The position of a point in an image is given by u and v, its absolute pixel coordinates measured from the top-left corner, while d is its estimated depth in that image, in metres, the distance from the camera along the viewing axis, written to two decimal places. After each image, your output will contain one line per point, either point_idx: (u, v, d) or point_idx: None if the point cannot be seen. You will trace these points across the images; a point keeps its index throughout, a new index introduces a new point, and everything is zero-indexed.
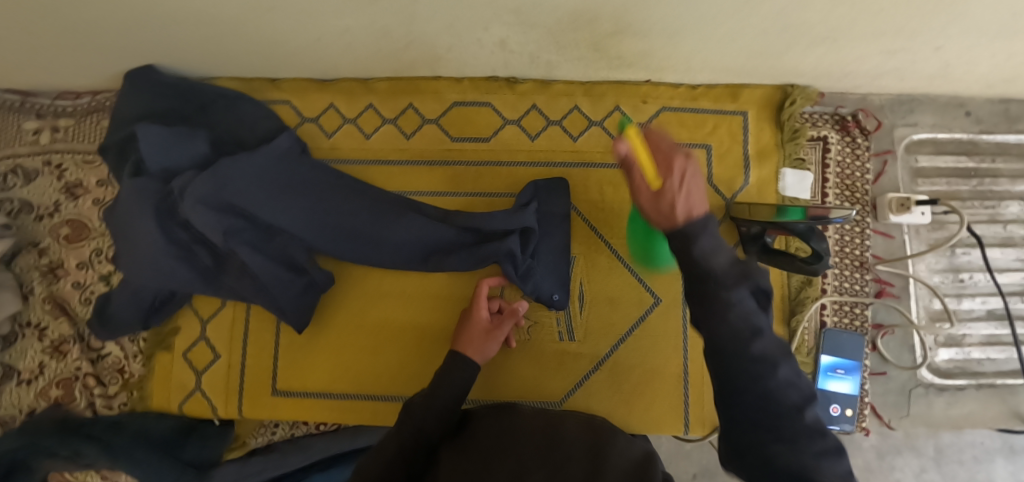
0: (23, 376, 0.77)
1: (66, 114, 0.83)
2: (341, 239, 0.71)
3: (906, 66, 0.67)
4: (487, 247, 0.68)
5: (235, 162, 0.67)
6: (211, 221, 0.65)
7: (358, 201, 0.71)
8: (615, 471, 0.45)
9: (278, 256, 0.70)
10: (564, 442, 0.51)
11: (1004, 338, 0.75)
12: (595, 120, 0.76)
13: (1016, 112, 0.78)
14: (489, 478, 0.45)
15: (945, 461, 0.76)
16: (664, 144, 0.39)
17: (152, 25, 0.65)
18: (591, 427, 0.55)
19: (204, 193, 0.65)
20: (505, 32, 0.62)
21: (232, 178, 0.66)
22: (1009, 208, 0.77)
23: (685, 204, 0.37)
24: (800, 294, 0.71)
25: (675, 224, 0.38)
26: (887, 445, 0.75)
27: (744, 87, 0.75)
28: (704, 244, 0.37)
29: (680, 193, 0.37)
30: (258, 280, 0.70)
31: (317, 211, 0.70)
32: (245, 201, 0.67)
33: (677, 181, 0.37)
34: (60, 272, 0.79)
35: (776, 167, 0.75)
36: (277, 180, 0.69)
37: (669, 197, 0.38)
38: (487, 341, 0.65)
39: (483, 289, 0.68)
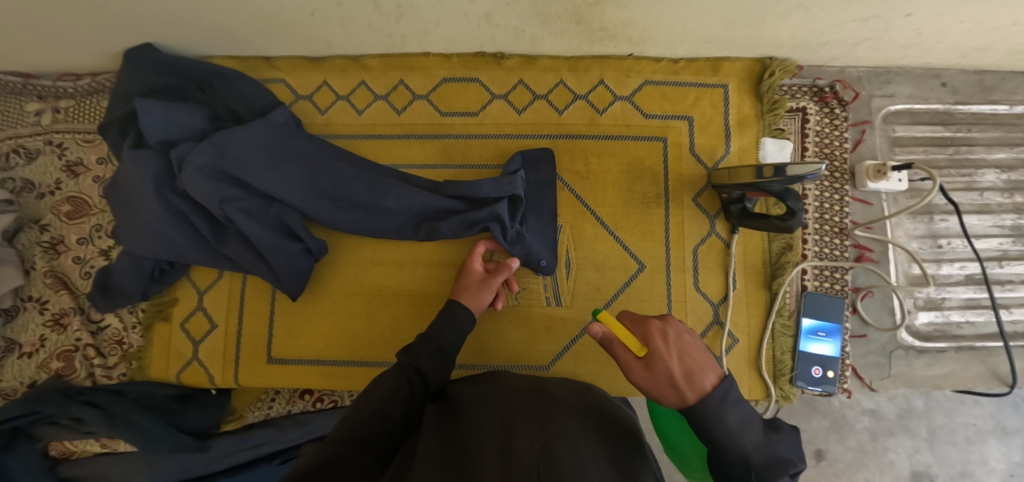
0: (24, 350, 0.79)
1: (67, 95, 0.85)
2: (335, 207, 0.73)
3: (880, 35, 0.69)
4: (477, 212, 0.70)
5: (233, 134, 0.70)
6: (209, 189, 0.68)
7: (350, 171, 0.73)
8: (595, 430, 0.48)
9: (273, 224, 0.72)
10: (550, 393, 0.53)
11: (983, 302, 0.77)
12: (579, 94, 0.79)
13: (990, 82, 0.80)
14: (472, 416, 0.48)
15: (939, 443, 0.77)
16: (640, 326, 0.50)
17: (152, 4, 0.68)
18: (578, 389, 0.57)
19: (204, 162, 0.68)
20: (490, 6, 0.65)
21: (230, 147, 0.69)
22: (986, 176, 0.79)
23: (682, 368, 0.46)
24: (780, 258, 0.74)
25: (680, 388, 0.45)
26: (881, 426, 0.78)
27: (724, 60, 0.78)
28: (734, 421, 0.44)
29: (672, 360, 0.46)
30: (254, 247, 0.72)
31: (310, 179, 0.72)
32: (241, 170, 0.69)
33: (663, 349, 0.47)
34: (61, 248, 0.82)
35: (755, 136, 0.77)
36: (273, 151, 0.72)
37: (663, 365, 0.46)
38: (479, 291, 0.68)
39: (481, 247, 0.71)
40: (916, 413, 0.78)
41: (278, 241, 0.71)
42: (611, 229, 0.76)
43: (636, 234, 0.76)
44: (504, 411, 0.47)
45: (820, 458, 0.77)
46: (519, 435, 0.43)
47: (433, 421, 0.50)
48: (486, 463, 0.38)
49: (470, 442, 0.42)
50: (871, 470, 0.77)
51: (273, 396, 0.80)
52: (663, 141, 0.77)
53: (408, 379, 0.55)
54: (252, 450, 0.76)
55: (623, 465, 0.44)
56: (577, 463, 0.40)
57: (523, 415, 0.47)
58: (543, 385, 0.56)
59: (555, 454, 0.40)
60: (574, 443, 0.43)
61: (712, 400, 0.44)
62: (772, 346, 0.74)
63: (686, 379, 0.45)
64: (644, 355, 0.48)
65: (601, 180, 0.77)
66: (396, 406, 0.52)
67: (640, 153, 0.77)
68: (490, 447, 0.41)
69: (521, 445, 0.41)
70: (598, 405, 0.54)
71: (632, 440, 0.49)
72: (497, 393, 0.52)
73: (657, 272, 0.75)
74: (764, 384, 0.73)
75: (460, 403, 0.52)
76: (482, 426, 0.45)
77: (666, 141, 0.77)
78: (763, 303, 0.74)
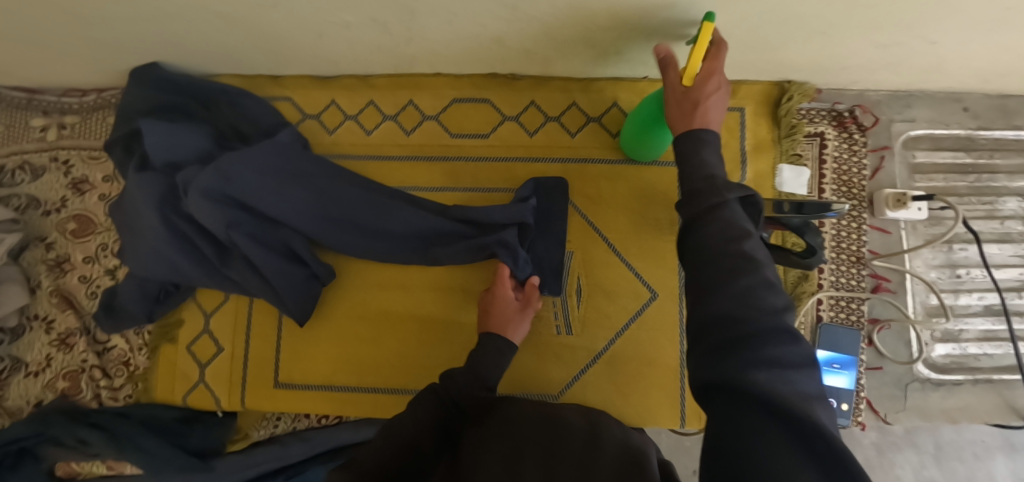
0: (30, 369, 0.79)
1: (73, 111, 0.84)
2: (340, 231, 0.71)
3: (903, 61, 0.67)
4: (485, 237, 0.69)
5: (234, 156, 0.68)
6: (215, 214, 0.67)
7: (355, 195, 0.71)
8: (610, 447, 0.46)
9: (279, 248, 0.71)
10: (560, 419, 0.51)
11: (1001, 333, 0.75)
12: (593, 116, 0.77)
13: (1014, 107, 0.78)
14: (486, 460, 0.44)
15: (946, 459, 0.76)
16: (709, 67, 0.53)
17: (157, 24, 0.66)
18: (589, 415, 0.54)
19: (209, 186, 0.66)
20: (502, 29, 0.63)
21: (234, 172, 0.67)
22: (1007, 204, 0.77)
23: (703, 105, 0.51)
24: (796, 289, 0.72)
25: (688, 115, 0.51)
26: (886, 441, 0.77)
27: (742, 83, 0.76)
28: (704, 154, 0.47)
29: (703, 97, 0.51)
30: (258, 271, 0.71)
31: (317, 202, 0.71)
32: (246, 194, 0.68)
33: (705, 88, 0.52)
34: (66, 266, 0.81)
35: (772, 162, 0.76)
36: (277, 173, 0.70)
37: (694, 96, 0.52)
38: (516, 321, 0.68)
39: (506, 269, 0.69)
40: (925, 430, 0.77)
41: (285, 266, 0.71)
42: (623, 256, 0.75)
43: (649, 261, 0.75)
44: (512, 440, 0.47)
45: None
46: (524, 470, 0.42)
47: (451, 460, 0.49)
48: None
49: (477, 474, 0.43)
50: None
51: (278, 415, 0.79)
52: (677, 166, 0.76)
53: (433, 402, 0.54)
54: (256, 467, 0.75)
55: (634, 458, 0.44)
56: None
57: (529, 442, 0.46)
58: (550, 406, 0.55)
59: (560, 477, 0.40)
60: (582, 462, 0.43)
61: (704, 139, 0.48)
62: None
63: (701, 110, 0.51)
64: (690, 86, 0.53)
65: (615, 205, 0.76)
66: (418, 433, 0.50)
67: (655, 178, 0.76)
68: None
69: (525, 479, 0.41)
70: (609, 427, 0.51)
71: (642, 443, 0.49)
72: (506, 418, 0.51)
73: (668, 300, 0.74)
74: None
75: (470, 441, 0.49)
76: (490, 456, 0.45)
77: None
78: None
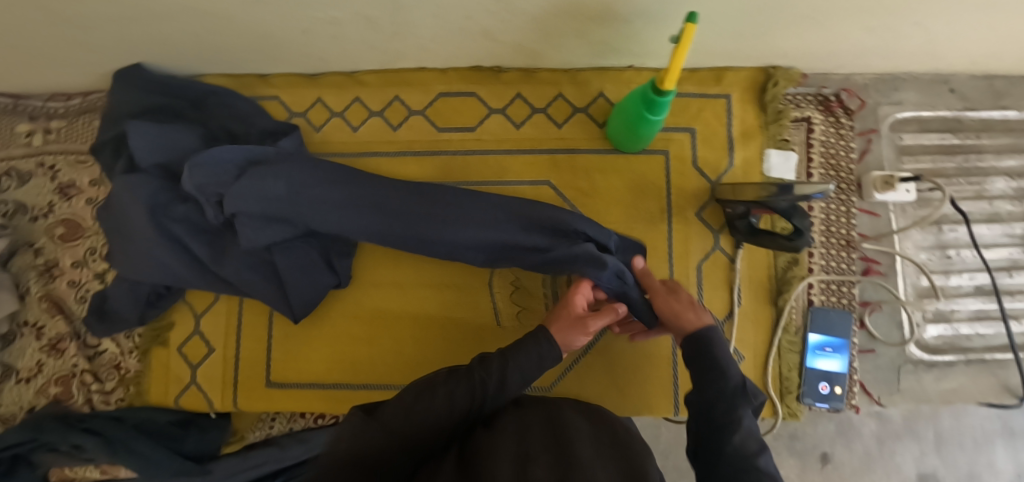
0: (22, 375, 0.78)
1: (58, 115, 0.84)
2: (386, 240, 0.67)
3: (889, 44, 0.67)
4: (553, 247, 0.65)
5: (292, 166, 0.66)
6: (251, 224, 0.66)
7: (402, 205, 0.66)
8: (617, 454, 0.45)
9: (305, 257, 0.71)
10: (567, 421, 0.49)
11: (993, 313, 0.76)
12: (580, 107, 0.77)
13: (1000, 88, 0.78)
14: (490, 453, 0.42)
15: (946, 446, 0.76)
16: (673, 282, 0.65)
17: (140, 24, 0.66)
18: (594, 417, 0.53)
19: (259, 196, 0.64)
20: (488, 22, 0.63)
21: (303, 186, 0.65)
22: (996, 184, 0.77)
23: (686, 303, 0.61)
24: (787, 274, 0.72)
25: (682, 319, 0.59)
26: (887, 430, 0.76)
27: (728, 70, 0.76)
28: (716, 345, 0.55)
29: (682, 298, 0.62)
30: (271, 274, 0.71)
31: (372, 211, 0.66)
32: (300, 206, 0.65)
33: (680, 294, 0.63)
34: (56, 271, 0.80)
35: (760, 148, 0.76)
36: (330, 184, 0.66)
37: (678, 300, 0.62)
38: (575, 332, 0.62)
39: (585, 282, 0.63)
40: (922, 416, 0.77)
41: (309, 272, 0.71)
42: None
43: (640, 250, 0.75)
44: (518, 439, 0.44)
45: (824, 462, 0.76)
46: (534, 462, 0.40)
47: (457, 452, 0.44)
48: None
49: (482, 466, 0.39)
50: (880, 476, 0.76)
51: (274, 415, 0.79)
52: (665, 155, 0.76)
53: (444, 393, 0.50)
54: (256, 469, 0.75)
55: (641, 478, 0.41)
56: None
57: (536, 444, 0.43)
58: (551, 409, 0.52)
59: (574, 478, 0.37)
60: (591, 468, 0.39)
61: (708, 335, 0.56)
62: (777, 364, 0.72)
63: (689, 310, 0.60)
64: (670, 290, 0.63)
65: (603, 196, 0.76)
66: (424, 429, 0.46)
67: (644, 168, 0.76)
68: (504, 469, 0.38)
69: (537, 469, 0.38)
70: (617, 432, 0.50)
71: (651, 462, 0.45)
72: (516, 426, 0.47)
73: None
74: (770, 401, 0.72)
75: (474, 435, 0.47)
76: (496, 452, 0.42)
77: (669, 155, 0.76)
78: (768, 319, 0.73)
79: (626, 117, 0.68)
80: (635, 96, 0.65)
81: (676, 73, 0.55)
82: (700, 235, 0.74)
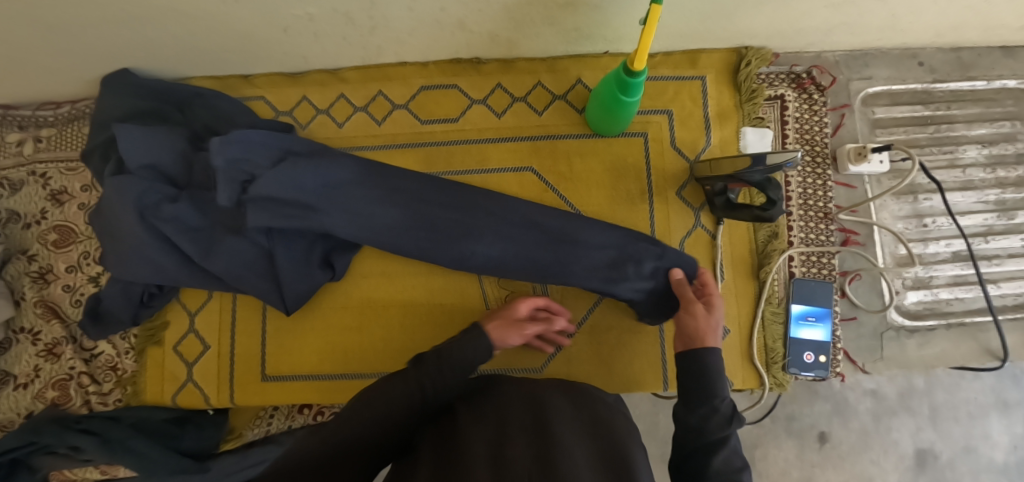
0: (19, 381, 0.79)
1: (47, 124, 0.85)
2: (398, 236, 0.68)
3: (854, 19, 0.69)
4: (570, 233, 0.67)
5: (328, 162, 0.68)
6: (269, 214, 0.67)
7: (415, 209, 0.68)
8: (593, 430, 0.47)
9: (304, 255, 0.72)
10: (546, 398, 0.50)
11: (971, 278, 0.77)
12: (559, 95, 0.79)
13: (967, 59, 0.80)
14: (466, 434, 0.44)
15: (940, 419, 0.78)
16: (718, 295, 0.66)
17: (124, 28, 0.67)
18: (574, 394, 0.54)
19: (290, 184, 0.66)
20: (463, 13, 0.65)
21: (337, 182, 0.68)
22: (967, 152, 0.79)
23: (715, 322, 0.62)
24: (767, 247, 0.74)
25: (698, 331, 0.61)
26: (883, 407, 0.78)
27: (701, 52, 0.78)
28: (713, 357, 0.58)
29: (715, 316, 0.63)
30: (269, 268, 0.72)
31: (398, 208, 0.68)
32: (318, 200, 0.67)
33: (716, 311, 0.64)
34: (50, 277, 0.82)
35: (736, 127, 0.78)
36: (358, 187, 0.68)
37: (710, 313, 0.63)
38: (512, 331, 0.66)
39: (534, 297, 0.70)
40: (916, 392, 0.78)
41: (304, 271, 0.72)
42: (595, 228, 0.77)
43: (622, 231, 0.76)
44: (495, 419, 0.46)
45: (823, 441, 0.78)
46: (511, 442, 0.42)
47: (436, 433, 0.46)
48: (475, 469, 0.37)
49: (459, 452, 0.41)
50: (874, 450, 0.78)
51: (272, 412, 0.80)
52: (643, 137, 0.78)
53: (419, 375, 0.52)
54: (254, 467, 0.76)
55: (616, 458, 0.43)
56: (572, 462, 0.39)
57: (513, 424, 0.45)
58: (534, 388, 0.53)
59: (551, 458, 0.39)
60: (568, 446, 0.41)
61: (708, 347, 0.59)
62: (762, 335, 0.74)
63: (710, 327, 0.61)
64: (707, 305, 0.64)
65: (585, 179, 0.77)
66: (402, 410, 0.49)
67: (623, 150, 0.78)
68: (480, 453, 0.40)
69: (514, 449, 0.40)
70: (595, 410, 0.51)
71: (631, 442, 0.47)
72: (496, 405, 0.49)
73: None
74: (757, 373, 0.73)
75: (452, 416, 0.49)
76: (473, 434, 0.44)
77: (647, 137, 0.78)
78: (751, 291, 0.74)
79: (603, 100, 0.70)
80: (610, 78, 0.67)
81: (644, 55, 0.57)
82: (681, 213, 0.76)
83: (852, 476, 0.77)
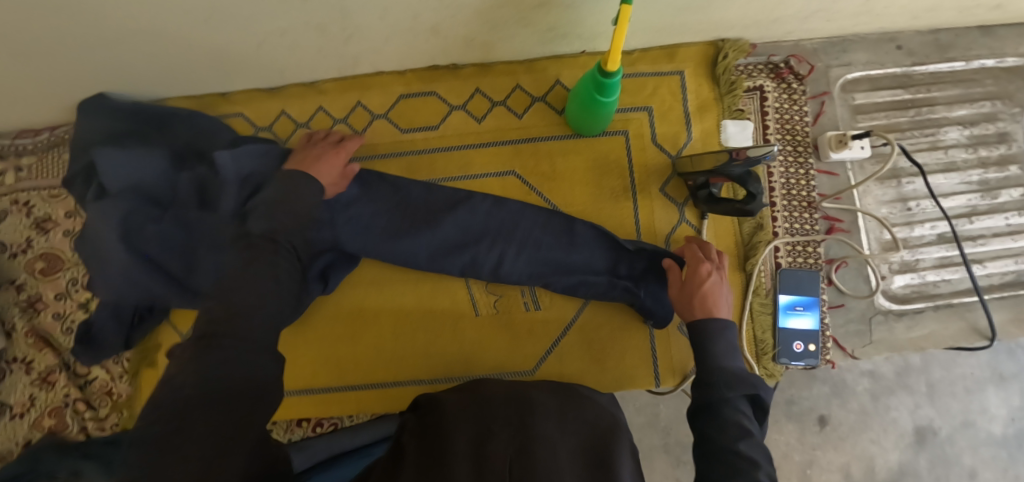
0: (15, 411, 0.79)
1: (28, 152, 0.84)
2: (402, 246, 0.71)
3: (829, 6, 0.69)
4: (570, 236, 0.72)
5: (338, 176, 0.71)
6: None
7: (418, 217, 0.72)
8: (577, 428, 0.49)
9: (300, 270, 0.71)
10: (534, 398, 0.52)
11: (956, 259, 0.78)
12: (538, 96, 0.79)
13: (945, 40, 0.80)
14: (450, 433, 0.46)
15: (938, 396, 0.78)
16: (698, 258, 0.66)
17: (95, 52, 0.67)
18: (560, 394, 0.55)
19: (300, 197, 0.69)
20: (435, 19, 0.64)
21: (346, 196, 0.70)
22: (949, 133, 0.79)
23: (702, 293, 0.63)
24: (752, 239, 0.74)
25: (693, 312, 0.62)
26: (881, 386, 0.78)
27: (679, 47, 0.78)
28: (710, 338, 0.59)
29: (701, 285, 0.63)
30: None
31: (399, 219, 0.71)
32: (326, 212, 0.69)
33: (701, 278, 0.64)
34: (39, 306, 0.82)
35: (716, 119, 0.78)
36: (369, 198, 0.71)
37: (695, 285, 0.64)
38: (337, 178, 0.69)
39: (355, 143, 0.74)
40: (914, 369, 0.79)
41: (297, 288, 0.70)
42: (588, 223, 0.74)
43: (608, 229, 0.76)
44: (480, 417, 0.48)
45: (823, 423, 0.78)
46: (493, 440, 0.44)
47: (423, 432, 0.49)
48: (457, 467, 0.40)
49: (443, 449, 0.44)
50: (874, 429, 0.78)
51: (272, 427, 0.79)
52: (625, 134, 0.78)
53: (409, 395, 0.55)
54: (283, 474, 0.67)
55: (598, 459, 0.44)
56: (551, 462, 0.41)
57: (499, 418, 0.48)
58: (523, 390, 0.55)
59: (529, 458, 0.41)
60: (551, 442, 0.44)
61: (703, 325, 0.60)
62: (751, 326, 0.74)
63: (699, 302, 0.62)
64: (690, 276, 0.65)
65: (568, 179, 0.77)
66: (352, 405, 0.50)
67: (605, 149, 0.78)
68: (463, 451, 0.42)
69: (494, 448, 0.42)
70: (582, 408, 0.53)
71: (618, 442, 0.48)
72: (485, 403, 0.51)
73: None
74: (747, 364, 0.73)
75: (440, 414, 0.51)
76: (457, 432, 0.46)
77: (628, 134, 0.78)
78: (739, 284, 0.74)
79: (581, 100, 0.69)
80: (586, 77, 0.66)
81: (617, 55, 0.57)
82: (666, 209, 0.76)
83: (852, 457, 0.78)
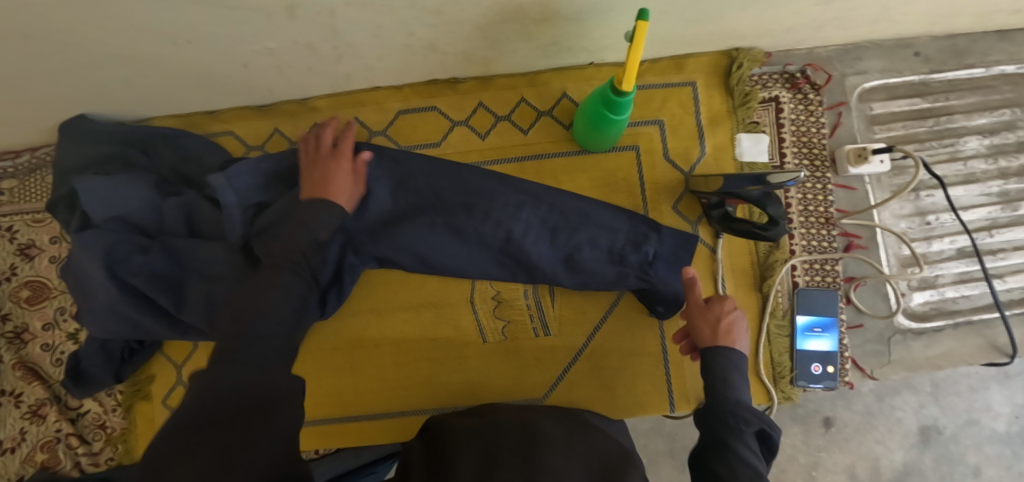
0: (5, 446, 0.76)
1: (8, 175, 0.80)
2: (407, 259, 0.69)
3: (846, 15, 0.65)
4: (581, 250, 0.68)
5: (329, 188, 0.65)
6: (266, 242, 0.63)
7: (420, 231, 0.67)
8: (590, 460, 0.46)
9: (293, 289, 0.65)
10: (539, 429, 0.49)
11: (976, 274, 0.76)
12: (544, 110, 0.75)
13: (963, 46, 0.77)
14: (453, 462, 0.43)
15: (943, 395, 0.76)
16: None
17: (71, 76, 0.63)
18: (568, 427, 0.52)
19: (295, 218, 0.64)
20: (432, 35, 0.61)
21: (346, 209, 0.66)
22: (968, 143, 0.77)
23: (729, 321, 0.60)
24: (768, 259, 0.72)
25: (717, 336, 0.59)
26: (886, 386, 0.76)
27: (688, 57, 0.74)
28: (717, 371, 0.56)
29: (727, 312, 0.60)
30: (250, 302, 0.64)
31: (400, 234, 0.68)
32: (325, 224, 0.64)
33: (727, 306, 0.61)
34: (26, 336, 0.78)
35: (729, 133, 0.75)
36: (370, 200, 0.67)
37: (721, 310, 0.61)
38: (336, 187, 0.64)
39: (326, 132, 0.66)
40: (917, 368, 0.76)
41: None
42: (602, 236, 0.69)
43: None
44: (485, 444, 0.46)
45: (828, 425, 0.76)
46: (498, 470, 0.41)
47: (427, 458, 0.46)
48: None
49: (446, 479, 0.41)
50: (879, 429, 0.76)
51: None
52: (634, 150, 0.74)
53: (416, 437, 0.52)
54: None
55: None
56: None
57: (504, 446, 0.45)
58: (528, 418, 0.52)
59: None
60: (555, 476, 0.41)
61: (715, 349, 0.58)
62: (768, 349, 0.72)
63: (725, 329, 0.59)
64: (714, 301, 0.62)
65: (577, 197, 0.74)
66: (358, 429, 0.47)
67: (614, 166, 0.74)
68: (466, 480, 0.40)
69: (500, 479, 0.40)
70: (593, 437, 0.51)
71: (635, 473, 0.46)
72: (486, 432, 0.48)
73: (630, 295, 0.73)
74: (765, 388, 0.71)
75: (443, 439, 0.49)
76: (462, 461, 0.43)
77: (638, 149, 0.74)
78: (755, 305, 0.72)
79: (589, 119, 0.66)
80: (595, 94, 0.63)
81: (632, 74, 0.54)
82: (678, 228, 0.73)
83: (857, 458, 0.76)
